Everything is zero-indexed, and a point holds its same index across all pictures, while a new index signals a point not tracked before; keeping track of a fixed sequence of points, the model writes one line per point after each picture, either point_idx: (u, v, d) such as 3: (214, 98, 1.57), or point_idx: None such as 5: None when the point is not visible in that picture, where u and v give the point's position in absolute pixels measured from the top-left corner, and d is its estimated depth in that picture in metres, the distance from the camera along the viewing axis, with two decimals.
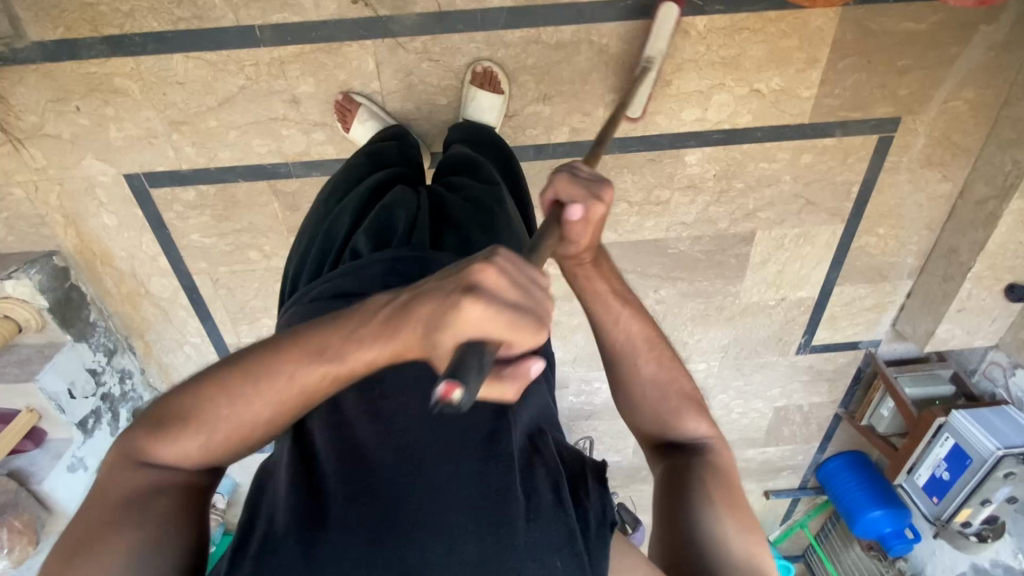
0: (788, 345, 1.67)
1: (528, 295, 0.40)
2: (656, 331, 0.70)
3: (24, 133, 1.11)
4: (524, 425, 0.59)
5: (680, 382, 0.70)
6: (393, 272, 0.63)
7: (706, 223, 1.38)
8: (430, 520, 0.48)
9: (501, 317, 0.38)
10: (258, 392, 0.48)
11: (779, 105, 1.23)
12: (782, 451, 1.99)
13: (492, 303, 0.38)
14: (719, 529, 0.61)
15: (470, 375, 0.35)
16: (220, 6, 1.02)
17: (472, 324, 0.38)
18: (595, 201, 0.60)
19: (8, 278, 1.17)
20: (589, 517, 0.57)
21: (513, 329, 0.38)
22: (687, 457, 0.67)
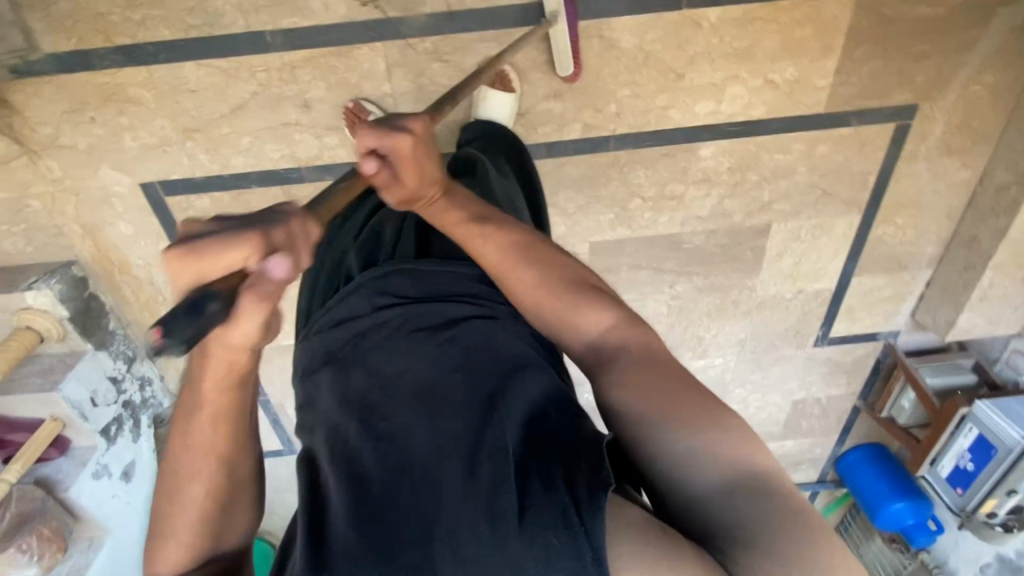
0: (806, 338, 1.65)
1: (240, 220, 0.37)
2: (527, 239, 0.69)
3: (40, 145, 1.11)
4: (522, 411, 0.55)
5: (562, 275, 0.66)
6: (380, 289, 0.69)
7: (721, 217, 1.37)
8: (430, 531, 0.48)
9: (200, 252, 0.36)
10: (178, 477, 0.50)
11: (794, 95, 1.21)
12: (801, 445, 1.98)
13: (191, 246, 0.36)
14: (683, 449, 0.48)
15: (175, 325, 0.35)
16: (230, 12, 1.01)
17: (178, 272, 0.36)
18: (396, 133, 0.58)
19: (29, 288, 1.20)
20: (580, 486, 0.47)
21: (218, 253, 0.35)
22: (604, 368, 0.58)
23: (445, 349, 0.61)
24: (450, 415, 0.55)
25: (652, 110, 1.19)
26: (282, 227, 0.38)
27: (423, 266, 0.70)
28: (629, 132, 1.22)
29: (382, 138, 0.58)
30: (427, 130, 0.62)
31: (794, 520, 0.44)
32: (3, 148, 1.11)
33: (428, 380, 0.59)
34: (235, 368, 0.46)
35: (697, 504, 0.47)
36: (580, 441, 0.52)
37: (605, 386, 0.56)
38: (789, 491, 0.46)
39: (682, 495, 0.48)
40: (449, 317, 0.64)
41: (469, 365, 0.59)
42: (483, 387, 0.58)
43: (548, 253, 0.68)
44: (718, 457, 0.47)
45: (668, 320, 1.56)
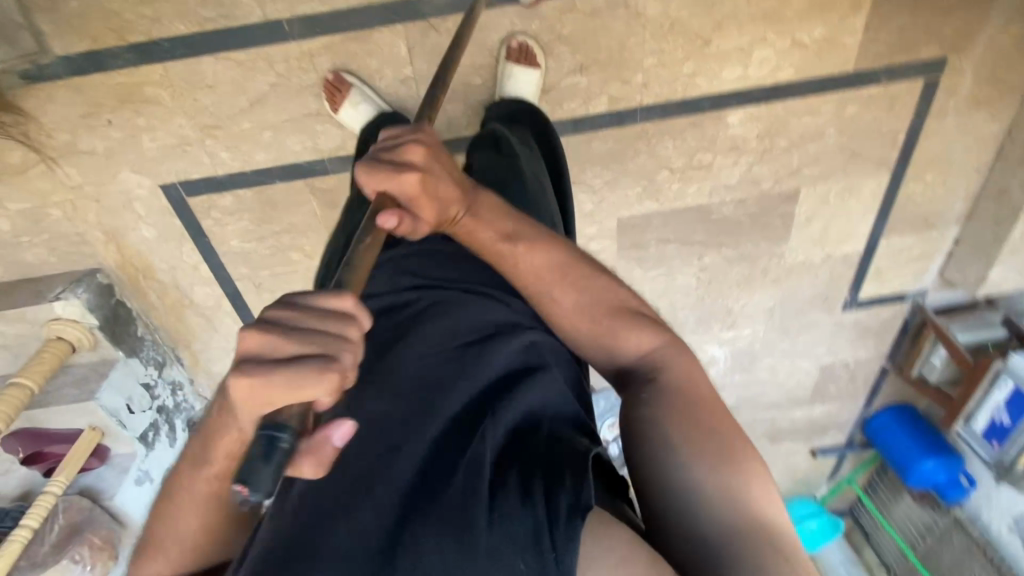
0: (834, 302, 1.64)
1: (311, 345, 0.38)
2: (571, 255, 0.68)
3: (57, 151, 1.08)
4: (509, 420, 0.56)
5: (604, 300, 0.66)
6: (406, 270, 0.71)
7: (749, 184, 1.35)
8: (393, 528, 0.47)
9: (281, 384, 0.37)
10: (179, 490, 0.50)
11: (823, 55, 1.18)
12: (829, 410, 1.98)
13: (268, 377, 0.37)
14: (699, 482, 0.52)
15: (256, 472, 0.34)
16: (246, 2, 0.98)
17: (252, 397, 0.38)
18: (401, 170, 0.59)
19: (56, 299, 1.18)
20: (560, 504, 0.47)
21: (292, 384, 0.37)
22: (638, 390, 0.61)
23: (449, 351, 0.61)
24: (438, 418, 0.55)
25: (679, 79, 1.17)
26: (353, 365, 0.39)
27: (454, 250, 0.73)
28: (656, 103, 1.19)
29: (385, 179, 0.59)
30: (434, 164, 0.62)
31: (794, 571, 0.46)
32: (19, 157, 1.08)
33: (427, 379, 0.58)
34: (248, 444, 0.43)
35: (697, 533, 0.50)
36: (566, 458, 0.52)
37: (631, 406, 0.60)
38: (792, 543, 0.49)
39: (686, 522, 0.51)
40: (460, 318, 0.64)
41: (470, 369, 0.59)
42: (477, 397, 0.58)
43: (587, 277, 0.68)
44: (733, 496, 0.51)
45: (697, 292, 1.55)
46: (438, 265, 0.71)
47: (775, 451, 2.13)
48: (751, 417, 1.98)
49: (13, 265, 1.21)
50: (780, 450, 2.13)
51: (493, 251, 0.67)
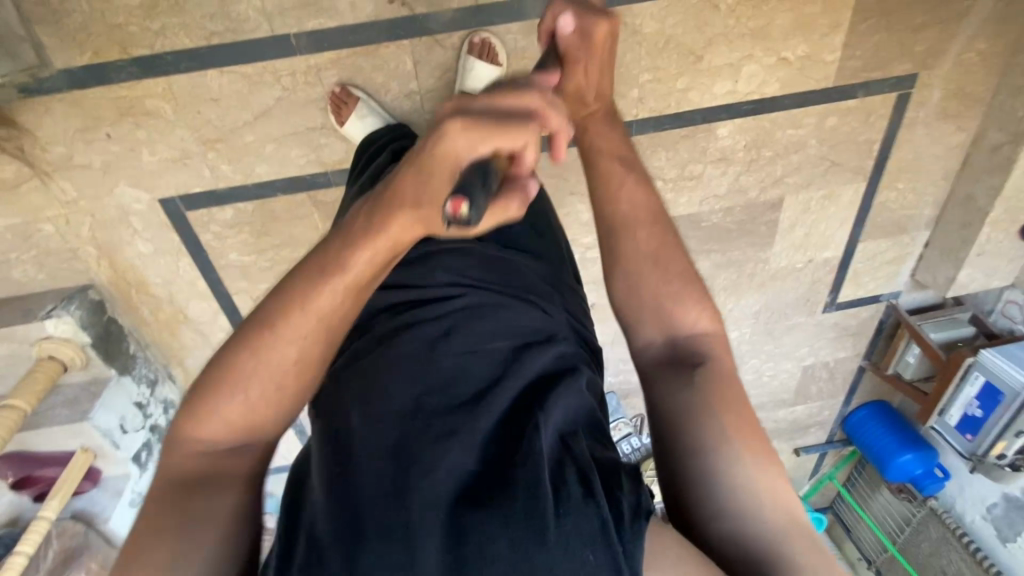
0: (816, 305, 1.72)
1: (517, 107, 0.49)
2: (662, 213, 0.71)
3: (52, 165, 1.06)
4: (558, 418, 0.57)
5: (680, 265, 0.68)
6: (442, 268, 0.70)
7: (737, 193, 1.41)
8: (461, 521, 0.48)
9: (488, 128, 0.47)
10: (278, 334, 0.53)
11: (805, 71, 1.25)
12: (810, 408, 2.06)
13: (476, 123, 0.47)
14: (744, 477, 0.53)
15: (483, 182, 0.45)
16: (254, 17, 0.98)
17: (465, 147, 0.47)
18: (600, 22, 0.70)
19: (48, 317, 1.14)
20: (620, 505, 0.51)
21: (507, 132, 0.47)
22: (687, 378, 0.60)
23: (492, 349, 0.61)
24: (487, 415, 0.56)
25: (673, 93, 1.22)
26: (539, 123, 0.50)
27: (489, 251, 0.73)
28: (650, 116, 1.24)
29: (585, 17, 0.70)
30: (609, 40, 0.71)
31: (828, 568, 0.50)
32: (13, 171, 1.05)
33: (472, 376, 0.59)
34: (394, 249, 0.53)
35: (733, 530, 0.53)
36: (617, 467, 0.56)
37: (672, 397, 0.60)
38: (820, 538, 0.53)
39: (726, 516, 0.53)
40: (500, 316, 0.64)
41: (512, 367, 0.60)
42: (522, 391, 0.59)
43: (666, 232, 0.70)
44: (772, 495, 0.53)
45: None
46: (476, 266, 0.71)
47: None
48: None
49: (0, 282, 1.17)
50: None
51: (602, 165, 0.74)
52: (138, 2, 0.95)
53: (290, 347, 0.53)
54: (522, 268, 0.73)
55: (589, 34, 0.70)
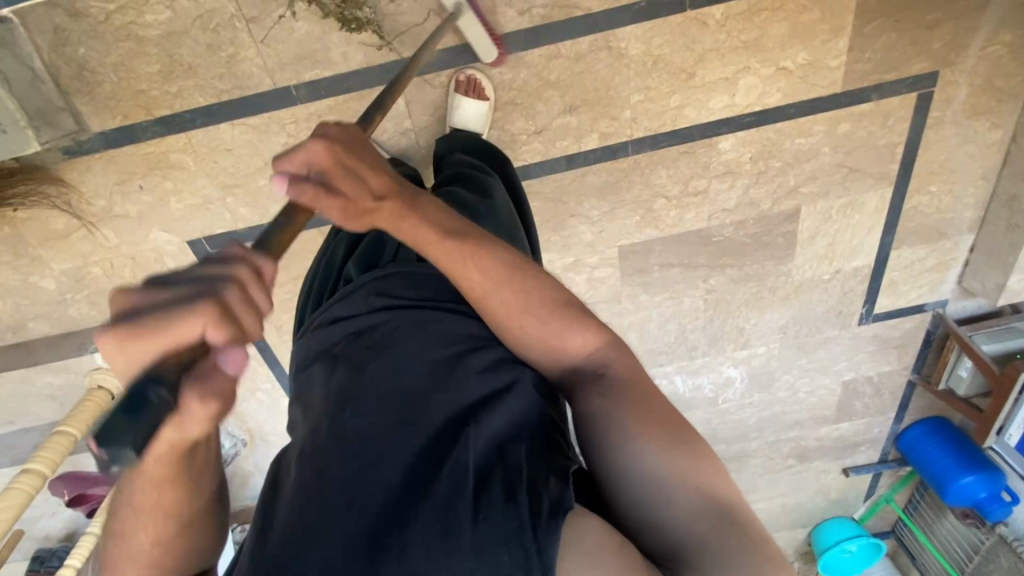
0: (850, 317, 1.60)
1: (193, 291, 0.37)
2: (516, 262, 0.62)
3: (96, 216, 1.18)
4: (497, 427, 0.54)
5: (549, 294, 0.62)
6: (378, 292, 0.66)
7: (748, 206, 1.36)
8: (381, 537, 0.47)
9: (147, 332, 0.36)
10: (124, 525, 0.49)
11: (808, 78, 1.21)
12: (856, 426, 1.90)
13: (129, 329, 0.36)
14: (646, 462, 0.52)
15: (122, 424, 0.33)
16: (257, 73, 1.08)
17: (121, 359, 0.36)
18: (317, 144, 0.50)
19: (98, 350, 1.26)
20: (543, 499, 0.48)
21: (173, 328, 0.36)
22: (594, 385, 0.59)
23: (427, 363, 0.58)
24: (417, 429, 0.54)
25: (667, 111, 1.21)
26: (247, 293, 0.39)
27: (428, 269, 0.68)
28: (646, 136, 1.24)
29: (294, 160, 0.49)
30: (347, 133, 0.54)
31: (736, 544, 0.48)
32: (63, 223, 1.19)
33: (404, 390, 0.56)
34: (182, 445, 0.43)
35: (652, 518, 0.51)
36: (548, 467, 0.51)
37: (586, 400, 0.59)
38: (738, 514, 0.50)
39: (643, 505, 0.51)
40: (440, 329, 0.62)
41: (448, 381, 0.57)
42: (457, 403, 0.56)
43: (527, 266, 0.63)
44: (683, 476, 0.51)
45: (706, 315, 1.54)
46: (414, 284, 0.67)
47: (803, 472, 2.02)
48: (774, 437, 1.90)
49: (57, 320, 1.29)
50: (809, 470, 2.01)
51: (433, 255, 0.60)
52: (158, 69, 1.06)
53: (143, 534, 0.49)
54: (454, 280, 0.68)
55: (310, 170, 0.50)
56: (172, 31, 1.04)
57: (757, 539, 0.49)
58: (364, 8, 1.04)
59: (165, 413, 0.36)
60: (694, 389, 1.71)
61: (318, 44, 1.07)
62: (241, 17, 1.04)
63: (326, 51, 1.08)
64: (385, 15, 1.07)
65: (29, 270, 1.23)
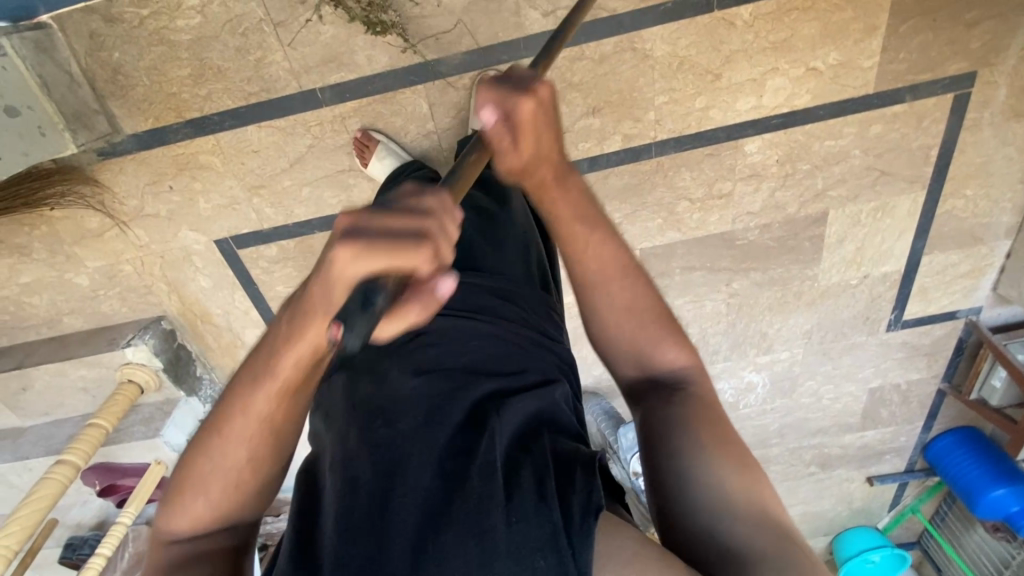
0: (878, 323, 1.56)
1: (411, 221, 0.37)
2: (633, 262, 0.62)
3: (128, 216, 1.22)
4: (514, 426, 0.55)
5: (652, 303, 0.62)
6: None
7: (774, 209, 1.33)
8: (422, 538, 0.48)
9: (377, 249, 0.37)
10: (213, 454, 0.51)
11: (839, 79, 1.18)
12: (883, 434, 1.85)
13: (369, 242, 0.37)
14: (710, 473, 0.52)
15: None
16: (284, 76, 1.10)
17: (350, 267, 0.37)
18: (526, 93, 0.52)
19: (127, 345, 1.30)
20: (572, 506, 0.48)
21: (397, 252, 0.37)
22: (668, 395, 0.60)
23: (450, 368, 0.60)
24: (442, 429, 0.54)
25: (692, 113, 1.20)
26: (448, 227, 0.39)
27: None
28: (670, 137, 1.22)
29: (504, 98, 0.51)
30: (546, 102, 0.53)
31: (800, 561, 0.46)
32: (97, 222, 1.22)
33: (429, 393, 0.57)
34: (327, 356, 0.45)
35: (707, 527, 0.50)
36: (575, 461, 0.53)
37: (653, 409, 0.59)
38: (798, 537, 0.50)
39: (698, 516, 0.51)
40: (462, 336, 0.63)
41: (469, 384, 0.58)
42: (481, 403, 0.57)
43: (643, 275, 0.63)
44: (746, 495, 0.51)
45: (728, 319, 1.51)
46: None
47: (826, 479, 1.98)
48: (796, 443, 1.86)
49: (91, 315, 1.34)
50: (832, 477, 1.97)
51: (562, 230, 0.61)
52: (188, 73, 1.09)
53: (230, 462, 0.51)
54: (468, 286, 0.69)
55: (511, 115, 0.51)
56: (201, 35, 1.06)
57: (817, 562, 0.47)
58: (389, 11, 1.06)
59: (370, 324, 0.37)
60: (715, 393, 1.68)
61: (344, 47, 1.08)
62: (269, 21, 1.06)
63: (351, 53, 1.09)
64: (410, 17, 1.07)
65: (65, 267, 1.27)
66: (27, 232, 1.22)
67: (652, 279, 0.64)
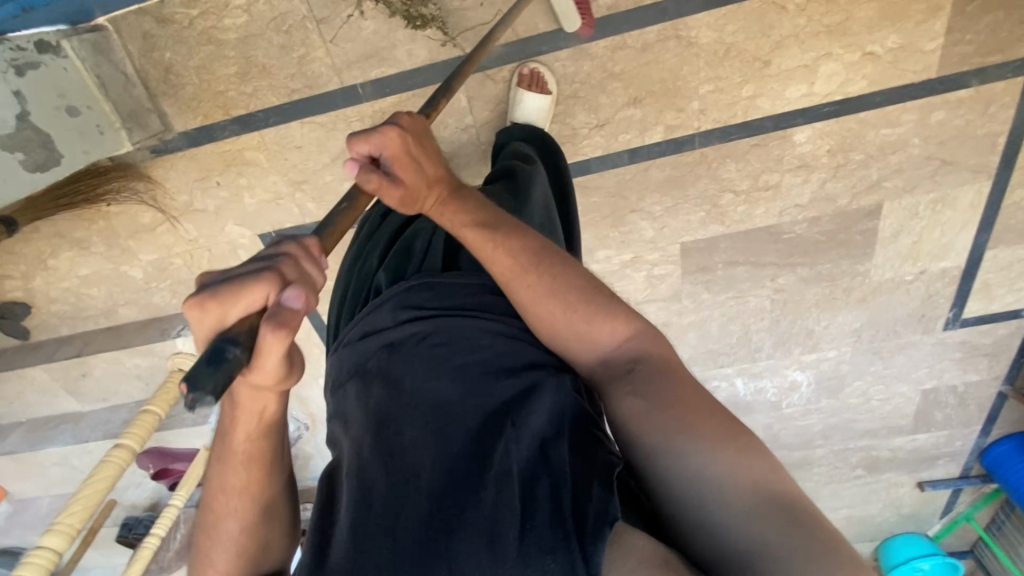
0: (933, 322, 1.48)
1: (252, 275, 0.44)
2: (544, 245, 0.65)
3: (178, 211, 1.26)
4: (535, 428, 0.55)
5: (575, 287, 0.63)
6: (404, 304, 0.67)
7: (824, 202, 1.28)
8: (434, 546, 0.50)
9: (227, 298, 0.43)
10: (212, 523, 0.59)
11: (898, 64, 1.12)
12: (936, 438, 1.76)
13: (205, 295, 0.43)
14: (693, 462, 0.50)
15: (204, 374, 0.39)
16: (326, 72, 1.11)
17: (201, 324, 0.43)
18: (388, 131, 0.60)
19: (178, 335, 1.36)
20: (586, 512, 0.48)
21: (243, 296, 0.43)
22: (631, 382, 0.58)
23: (456, 369, 0.60)
24: (453, 437, 0.56)
25: (738, 102, 1.15)
26: (291, 269, 0.46)
27: (449, 279, 0.69)
28: (715, 128, 1.18)
29: (370, 141, 0.59)
30: (417, 124, 0.65)
31: (808, 539, 0.44)
32: (149, 218, 1.26)
33: (439, 399, 0.59)
34: (262, 416, 0.53)
35: (704, 520, 0.49)
36: (594, 468, 0.51)
37: (624, 399, 0.57)
38: (802, 504, 0.48)
39: (693, 508, 0.50)
40: (467, 336, 0.63)
41: (479, 391, 0.59)
42: (490, 408, 0.58)
43: (557, 253, 0.65)
44: (739, 477, 0.49)
45: (772, 315, 1.46)
46: (436, 295, 0.68)
47: (874, 483, 1.90)
48: (842, 445, 1.79)
49: (144, 307, 1.39)
50: (879, 482, 1.89)
51: (465, 238, 0.65)
52: (235, 70, 1.11)
53: (229, 532, 0.58)
54: (466, 286, 0.68)
55: (380, 154, 0.60)
56: (248, 33, 1.08)
57: (828, 530, 0.46)
58: (429, 5, 1.05)
59: (239, 369, 0.42)
60: (756, 392, 1.63)
61: (384, 42, 1.08)
62: (312, 17, 1.07)
63: (392, 48, 1.09)
64: (451, 10, 1.07)
65: (120, 260, 1.33)
66: (86, 226, 1.28)
67: (618, 296, 0.63)
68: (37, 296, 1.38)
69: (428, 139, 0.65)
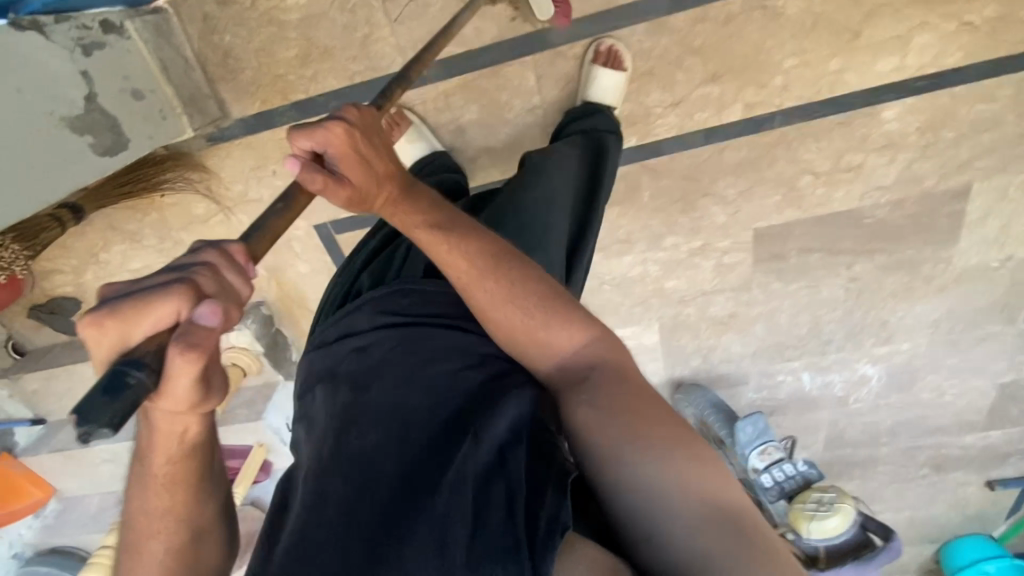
0: (1017, 312, 1.40)
1: (160, 288, 0.43)
2: (503, 250, 0.67)
3: (232, 202, 1.21)
4: (494, 438, 0.57)
5: (535, 289, 0.65)
6: (381, 309, 0.72)
7: (909, 183, 1.20)
8: (387, 549, 0.51)
9: (130, 313, 0.42)
10: (139, 536, 0.58)
11: (998, 34, 1.04)
12: (1010, 435, 1.67)
13: (107, 311, 0.42)
14: (642, 470, 0.54)
15: (102, 403, 0.38)
16: (390, 53, 1.06)
17: (103, 343, 0.42)
18: (333, 125, 0.58)
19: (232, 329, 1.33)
20: (539, 523, 0.50)
21: (150, 312, 0.42)
22: (585, 390, 0.60)
23: (422, 378, 0.63)
24: (415, 443, 0.58)
25: (823, 77, 1.09)
26: (206, 279, 0.45)
27: (420, 286, 0.74)
28: (796, 106, 1.12)
29: (315, 136, 0.57)
30: (366, 118, 0.62)
31: (746, 546, 0.49)
32: (203, 209, 1.23)
33: (400, 404, 0.61)
34: (184, 437, 0.52)
35: (649, 528, 0.52)
36: (547, 478, 0.54)
37: (579, 408, 0.59)
38: (742, 515, 0.52)
39: (637, 516, 0.53)
40: (433, 348, 0.66)
41: (439, 400, 0.61)
42: (446, 417, 0.60)
43: (516, 256, 0.67)
44: (687, 485, 0.52)
45: (846, 305, 1.38)
46: (408, 301, 0.73)
47: (940, 482, 1.81)
48: (910, 443, 1.71)
49: None
50: (946, 481, 1.80)
51: (420, 239, 0.65)
52: (295, 54, 1.07)
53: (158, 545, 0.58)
54: (434, 295, 0.73)
55: (325, 149, 0.58)
56: (310, 14, 1.04)
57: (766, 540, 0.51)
58: None
59: (143, 395, 0.41)
60: (823, 387, 1.55)
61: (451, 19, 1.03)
62: None
63: None
64: None
65: (172, 253, 1.29)
66: (139, 218, 1.25)
67: (574, 304, 0.66)
68: (87, 291, 1.34)
69: (377, 133, 0.63)
